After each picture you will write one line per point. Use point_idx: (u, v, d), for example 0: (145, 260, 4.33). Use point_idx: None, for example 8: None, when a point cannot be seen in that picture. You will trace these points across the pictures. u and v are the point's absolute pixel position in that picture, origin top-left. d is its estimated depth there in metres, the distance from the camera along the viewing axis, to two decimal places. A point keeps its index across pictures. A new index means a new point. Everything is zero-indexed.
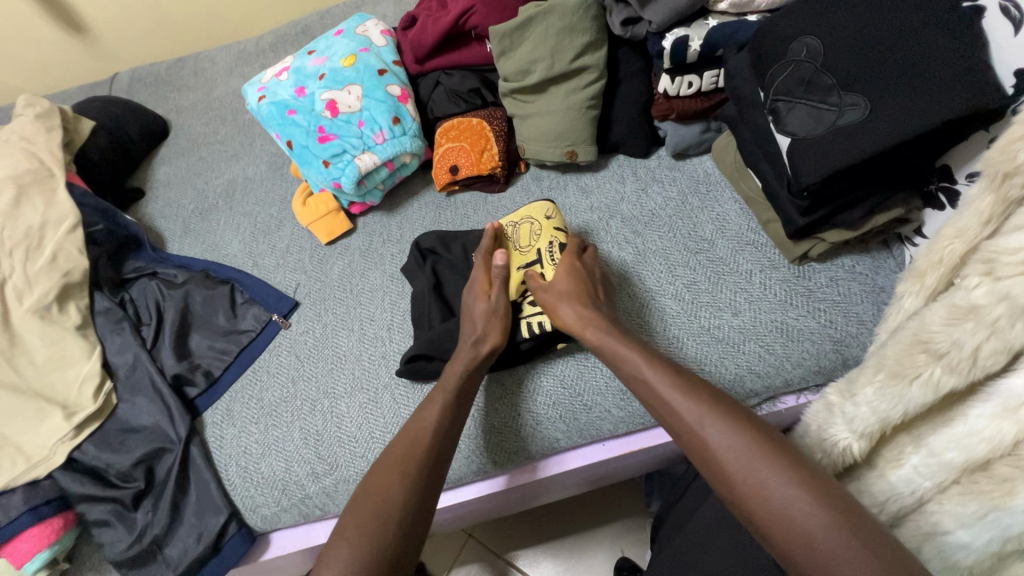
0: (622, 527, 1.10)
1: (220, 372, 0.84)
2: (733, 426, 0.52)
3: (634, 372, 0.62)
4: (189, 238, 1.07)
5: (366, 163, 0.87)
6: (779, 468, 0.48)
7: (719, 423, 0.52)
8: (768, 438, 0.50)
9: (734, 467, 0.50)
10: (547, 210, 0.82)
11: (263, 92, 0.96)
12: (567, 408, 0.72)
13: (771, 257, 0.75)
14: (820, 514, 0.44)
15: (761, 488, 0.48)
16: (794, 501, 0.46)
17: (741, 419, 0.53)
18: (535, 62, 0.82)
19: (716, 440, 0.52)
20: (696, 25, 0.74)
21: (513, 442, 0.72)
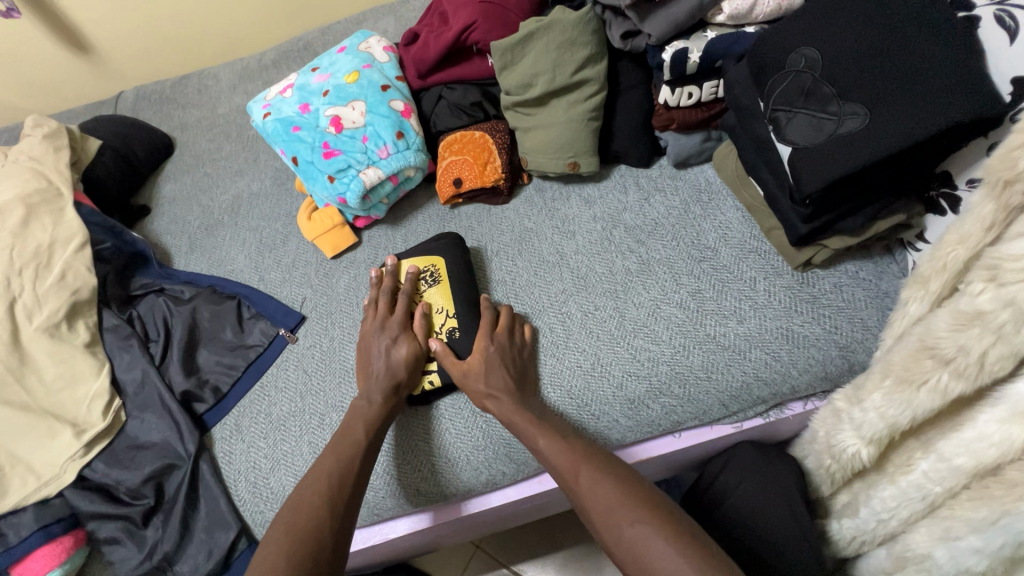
0: None
1: (228, 388, 0.85)
2: (595, 473, 0.61)
3: (525, 433, 0.67)
4: (196, 254, 1.08)
5: (370, 177, 0.88)
6: (637, 514, 0.57)
7: (589, 473, 0.62)
8: (633, 487, 0.60)
9: (599, 514, 0.59)
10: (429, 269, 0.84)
11: (268, 109, 0.97)
12: (472, 433, 0.74)
13: (775, 264, 0.76)
14: (659, 547, 0.53)
15: (619, 528, 0.57)
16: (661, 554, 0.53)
17: (609, 469, 0.62)
18: (536, 76, 0.83)
19: (589, 490, 0.60)
20: (694, 37, 0.75)
21: (426, 475, 0.73)
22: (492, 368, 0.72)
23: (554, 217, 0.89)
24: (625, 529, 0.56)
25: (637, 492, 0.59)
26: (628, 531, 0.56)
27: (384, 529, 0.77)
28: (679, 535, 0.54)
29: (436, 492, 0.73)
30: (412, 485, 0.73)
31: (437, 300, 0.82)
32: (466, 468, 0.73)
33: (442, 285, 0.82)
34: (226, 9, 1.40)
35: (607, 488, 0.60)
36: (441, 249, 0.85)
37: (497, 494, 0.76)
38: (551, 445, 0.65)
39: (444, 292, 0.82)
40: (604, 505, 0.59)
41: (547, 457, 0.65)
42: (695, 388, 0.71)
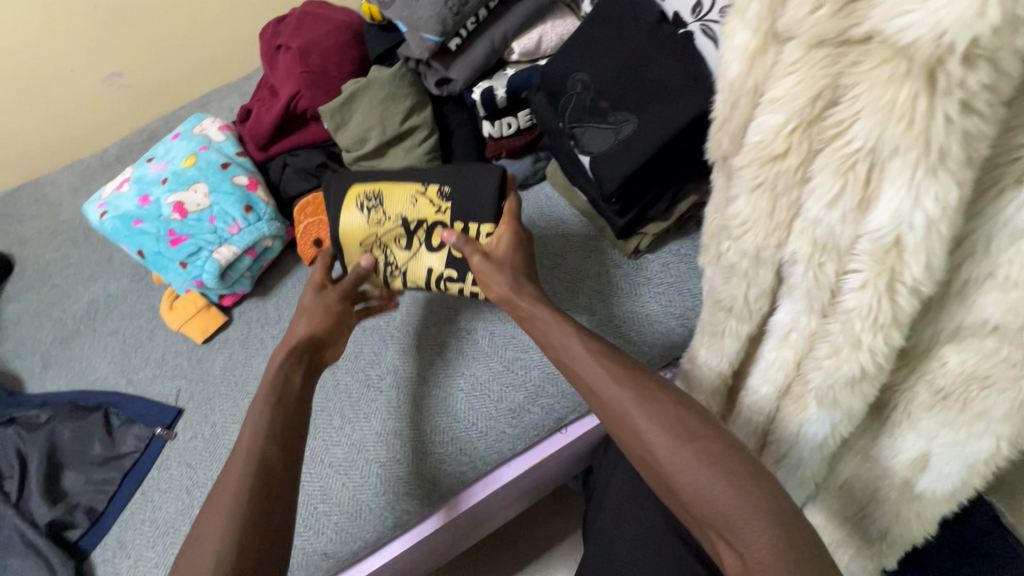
0: (566, 542, 1.12)
1: (105, 505, 0.79)
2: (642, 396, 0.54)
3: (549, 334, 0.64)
4: (52, 372, 1.00)
5: (225, 255, 0.88)
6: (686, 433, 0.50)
7: (636, 387, 0.55)
8: (685, 412, 0.52)
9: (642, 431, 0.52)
10: (360, 200, 0.78)
11: (104, 207, 0.94)
12: (370, 481, 0.74)
13: (613, 257, 0.84)
14: (711, 473, 0.48)
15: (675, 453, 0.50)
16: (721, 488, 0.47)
17: (650, 388, 0.55)
18: (368, 131, 0.88)
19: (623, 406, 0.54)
20: (498, 75, 0.83)
21: (331, 535, 0.72)
22: (518, 262, 0.72)
23: None
24: (678, 453, 0.50)
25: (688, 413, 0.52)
26: (677, 451, 0.50)
27: None
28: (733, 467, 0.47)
29: (342, 550, 0.72)
30: (319, 550, 0.72)
31: (398, 201, 0.78)
32: (369, 517, 0.73)
33: (384, 192, 0.78)
34: (51, 111, 1.35)
35: (670, 420, 0.52)
36: (346, 181, 0.81)
37: (409, 535, 0.76)
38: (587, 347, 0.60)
39: (390, 190, 0.78)
40: (654, 425, 0.52)
41: (586, 366, 0.59)
42: None
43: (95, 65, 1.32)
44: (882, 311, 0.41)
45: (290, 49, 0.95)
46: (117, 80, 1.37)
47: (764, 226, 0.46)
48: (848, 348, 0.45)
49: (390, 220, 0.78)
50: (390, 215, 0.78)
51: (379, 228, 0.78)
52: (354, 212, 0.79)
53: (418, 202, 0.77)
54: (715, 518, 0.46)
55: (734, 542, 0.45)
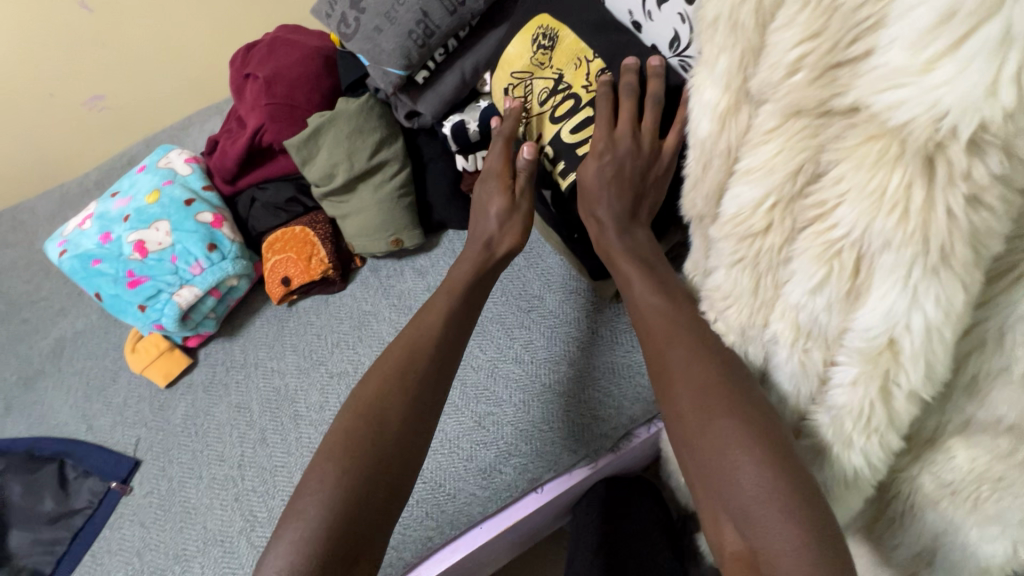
0: None
1: (54, 566, 0.76)
2: (693, 354, 0.46)
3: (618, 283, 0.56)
4: (14, 414, 0.96)
5: (186, 297, 0.84)
6: (730, 403, 0.42)
7: (684, 342, 0.47)
8: (731, 376, 0.44)
9: (686, 390, 0.45)
10: (539, 30, 0.68)
11: (64, 246, 0.90)
12: None
13: (594, 300, 0.79)
14: (742, 458, 0.40)
15: (706, 411, 0.43)
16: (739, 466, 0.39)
17: (702, 344, 0.46)
18: (335, 166, 0.83)
19: (676, 362, 0.46)
20: (470, 108, 0.79)
21: None
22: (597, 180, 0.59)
23: (390, 294, 0.89)
24: (717, 419, 0.42)
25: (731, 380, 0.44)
26: (716, 425, 0.42)
27: None
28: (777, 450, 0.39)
29: None
30: None
31: (565, 50, 0.66)
32: None
33: (559, 33, 0.66)
34: (33, 135, 1.32)
35: (705, 378, 0.44)
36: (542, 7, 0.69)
37: None
38: (652, 297, 0.52)
39: (564, 37, 0.66)
40: (695, 387, 0.44)
41: (647, 307, 0.52)
42: (542, 424, 0.72)
43: (76, 89, 1.29)
44: (875, 415, 0.35)
45: (257, 79, 0.91)
46: (100, 103, 1.34)
47: (747, 303, 0.40)
48: (838, 445, 0.39)
49: (552, 70, 0.67)
50: (557, 64, 0.67)
51: (551, 67, 0.68)
52: (528, 50, 0.69)
53: (578, 67, 0.66)
54: (738, 506, 0.39)
55: (749, 536, 0.39)
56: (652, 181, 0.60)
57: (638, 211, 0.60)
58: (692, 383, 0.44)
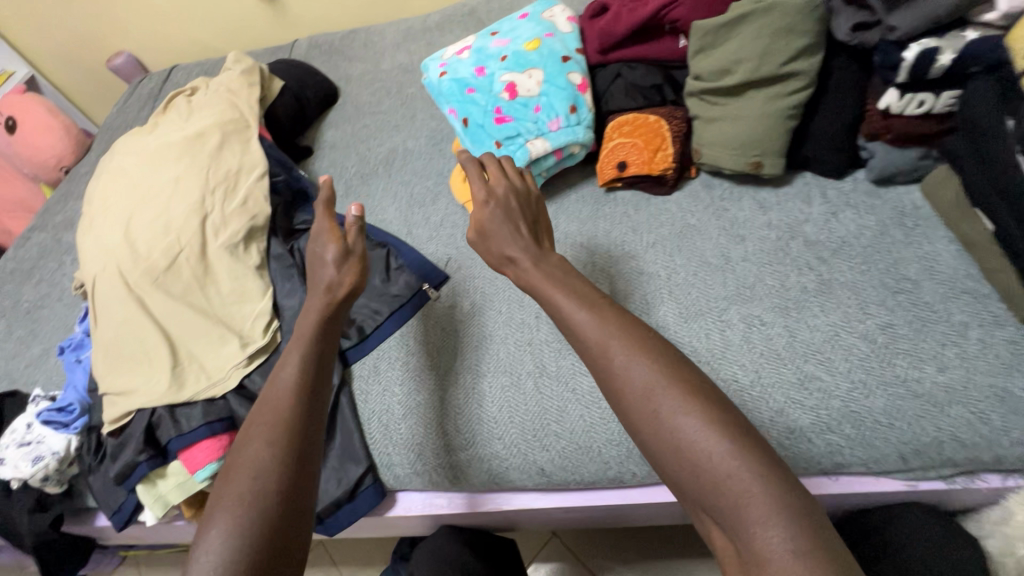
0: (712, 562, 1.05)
1: (371, 330, 0.87)
2: (635, 354, 0.53)
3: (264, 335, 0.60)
4: (350, 199, 1.14)
5: (537, 148, 0.86)
6: (696, 394, 0.50)
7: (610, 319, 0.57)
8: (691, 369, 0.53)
9: (638, 390, 0.52)
10: None
11: (444, 68, 0.97)
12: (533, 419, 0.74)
13: (994, 312, 0.66)
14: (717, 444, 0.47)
15: (655, 404, 0.50)
16: (721, 459, 0.46)
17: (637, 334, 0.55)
18: (739, 62, 0.77)
19: (620, 364, 0.53)
20: (950, 35, 0.64)
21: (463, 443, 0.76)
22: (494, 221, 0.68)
23: (722, 217, 0.83)
24: (689, 402, 0.50)
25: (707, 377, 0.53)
26: (679, 407, 0.50)
27: (500, 499, 0.76)
28: (736, 429, 0.48)
29: (557, 474, 0.72)
30: (537, 462, 0.72)
31: None
32: (593, 457, 0.70)
33: None
34: None
35: (661, 371, 0.52)
36: None
37: (621, 493, 0.73)
38: (577, 312, 0.57)
39: None
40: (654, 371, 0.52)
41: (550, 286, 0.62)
42: (868, 416, 0.63)
43: None
44: None
45: None
46: None
47: None
48: None
49: None
50: None
51: None
52: None
53: None
54: (728, 508, 0.45)
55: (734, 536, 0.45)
56: (536, 205, 0.71)
57: (538, 239, 0.67)
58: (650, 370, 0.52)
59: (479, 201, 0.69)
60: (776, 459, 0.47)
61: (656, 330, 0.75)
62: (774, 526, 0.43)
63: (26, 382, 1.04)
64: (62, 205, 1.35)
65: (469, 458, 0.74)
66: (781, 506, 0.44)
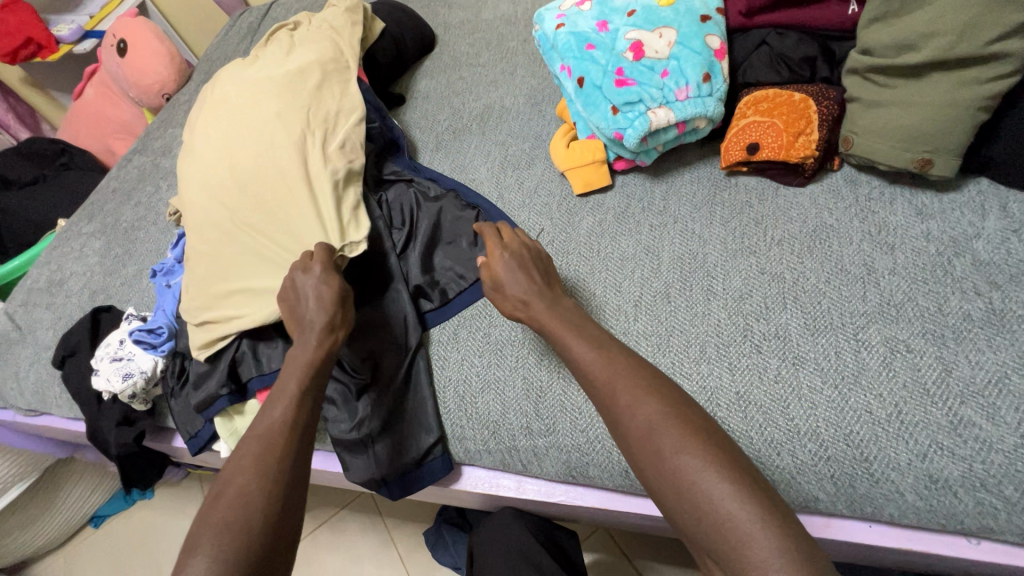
0: None
1: (454, 295, 0.84)
2: (640, 394, 0.52)
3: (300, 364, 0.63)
4: (440, 154, 1.09)
5: (659, 118, 0.77)
6: (684, 435, 0.49)
7: (625, 375, 0.54)
8: (680, 404, 0.52)
9: (634, 436, 0.51)
10: None
11: (561, 20, 0.89)
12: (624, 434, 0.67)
13: None
14: (714, 483, 0.46)
15: (655, 444, 0.49)
16: (717, 497, 0.45)
17: (652, 385, 0.53)
18: (929, 37, 0.64)
19: (623, 404, 0.52)
20: None
21: (541, 446, 0.71)
22: (521, 264, 0.67)
23: (867, 220, 0.72)
24: (681, 451, 0.48)
25: (672, 401, 0.52)
26: (674, 457, 0.48)
27: (574, 493, 0.73)
28: (738, 466, 0.47)
29: None
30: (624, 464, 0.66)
31: None
32: None
33: None
34: None
35: (656, 417, 0.51)
36: None
37: None
38: (587, 352, 0.57)
39: None
40: (656, 418, 0.51)
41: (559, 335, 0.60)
42: None
43: None
44: None
45: None
46: None
47: None
48: None
49: None
50: None
51: None
52: None
53: None
54: (730, 550, 0.44)
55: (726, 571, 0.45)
56: (545, 262, 0.70)
57: (549, 284, 0.67)
58: (649, 412, 0.51)
59: (490, 254, 0.68)
60: (740, 464, 0.48)
61: (771, 339, 0.67)
62: (777, 566, 0.42)
63: (121, 299, 1.09)
64: (161, 131, 1.38)
65: (548, 446, 0.70)
66: (784, 545, 0.43)
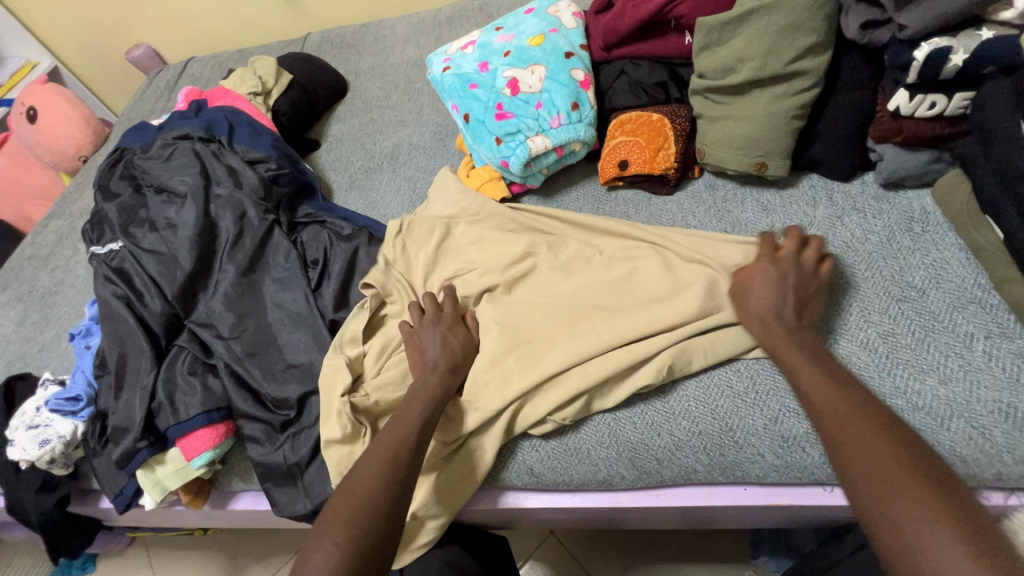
0: (705, 564, 1.04)
1: None
2: (875, 435, 0.52)
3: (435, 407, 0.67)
4: (354, 194, 1.14)
5: (537, 145, 0.85)
6: (891, 464, 0.49)
7: (874, 421, 0.53)
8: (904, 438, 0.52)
9: (870, 474, 0.50)
10: None
11: (447, 63, 0.97)
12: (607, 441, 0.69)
13: (1001, 323, 0.63)
14: (915, 508, 0.46)
15: (890, 480, 0.49)
16: (916, 516, 0.46)
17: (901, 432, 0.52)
18: (743, 61, 0.75)
19: (868, 449, 0.51)
20: (963, 35, 0.63)
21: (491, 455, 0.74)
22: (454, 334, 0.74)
23: (723, 219, 0.82)
24: (898, 481, 0.48)
25: (891, 438, 0.52)
26: (891, 485, 0.48)
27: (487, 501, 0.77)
28: (919, 475, 0.49)
29: (553, 478, 0.71)
30: (530, 464, 0.72)
31: None
32: (585, 460, 0.70)
33: None
34: None
35: (874, 450, 0.51)
36: None
37: (610, 496, 0.72)
38: (828, 389, 0.56)
39: None
40: (892, 456, 0.50)
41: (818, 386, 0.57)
42: None
43: None
44: None
45: None
46: None
47: None
48: None
49: None
50: None
51: None
52: None
53: None
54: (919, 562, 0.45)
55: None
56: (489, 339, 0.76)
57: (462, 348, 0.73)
58: (884, 453, 0.50)
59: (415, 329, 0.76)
60: (927, 480, 0.48)
61: None
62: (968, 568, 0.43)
63: (40, 365, 1.07)
64: (78, 194, 1.38)
65: None
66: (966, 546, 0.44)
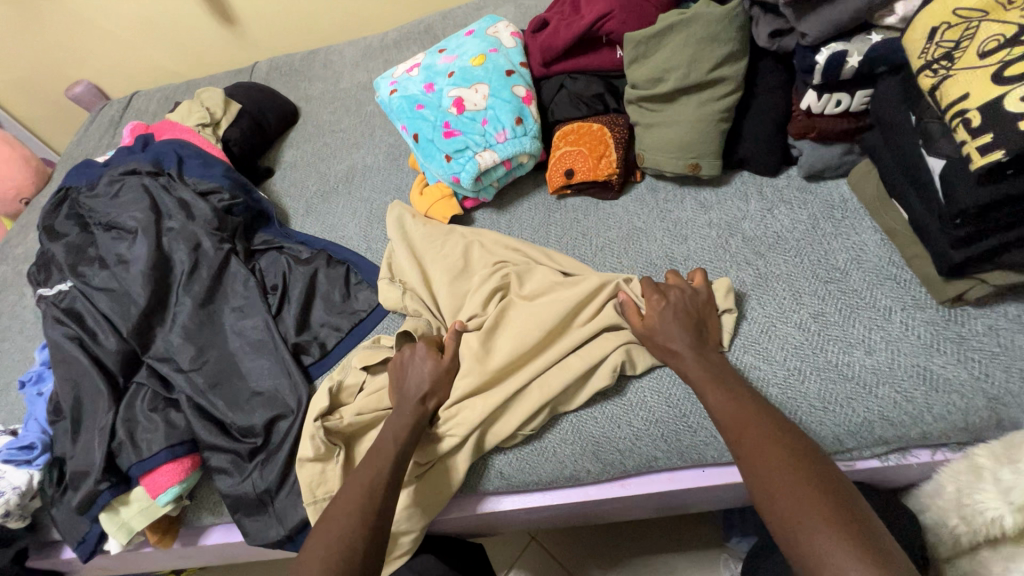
0: (682, 551, 1.08)
1: (333, 345, 0.90)
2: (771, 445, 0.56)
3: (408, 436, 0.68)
4: (311, 218, 1.15)
5: (486, 160, 0.89)
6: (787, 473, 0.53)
7: (770, 432, 0.57)
8: (799, 446, 0.56)
9: (771, 485, 0.54)
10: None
11: (394, 86, 1.00)
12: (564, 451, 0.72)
13: (916, 296, 0.69)
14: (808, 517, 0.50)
15: (782, 489, 0.53)
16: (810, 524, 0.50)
17: (797, 445, 0.56)
18: (669, 71, 0.81)
19: (766, 461, 0.55)
20: (856, 40, 0.70)
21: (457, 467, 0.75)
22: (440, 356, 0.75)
23: (666, 219, 0.86)
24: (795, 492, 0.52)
25: (790, 451, 0.55)
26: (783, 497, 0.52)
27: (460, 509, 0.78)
28: (813, 486, 0.52)
29: (524, 479, 0.73)
30: (500, 467, 0.74)
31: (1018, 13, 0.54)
32: (551, 458, 0.72)
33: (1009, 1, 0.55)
34: None
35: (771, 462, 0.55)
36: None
37: (579, 491, 0.74)
38: (727, 403, 0.61)
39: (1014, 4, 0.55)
40: (788, 466, 0.54)
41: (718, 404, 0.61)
42: (797, 405, 0.66)
43: None
44: None
45: None
46: None
47: None
48: None
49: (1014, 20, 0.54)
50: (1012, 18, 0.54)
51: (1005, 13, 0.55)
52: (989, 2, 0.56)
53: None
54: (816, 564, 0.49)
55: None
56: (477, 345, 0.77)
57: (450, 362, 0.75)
58: (783, 471, 0.54)
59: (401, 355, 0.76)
60: (820, 488, 0.52)
61: None
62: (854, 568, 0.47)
63: None
64: (22, 237, 1.33)
65: None
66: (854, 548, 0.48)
